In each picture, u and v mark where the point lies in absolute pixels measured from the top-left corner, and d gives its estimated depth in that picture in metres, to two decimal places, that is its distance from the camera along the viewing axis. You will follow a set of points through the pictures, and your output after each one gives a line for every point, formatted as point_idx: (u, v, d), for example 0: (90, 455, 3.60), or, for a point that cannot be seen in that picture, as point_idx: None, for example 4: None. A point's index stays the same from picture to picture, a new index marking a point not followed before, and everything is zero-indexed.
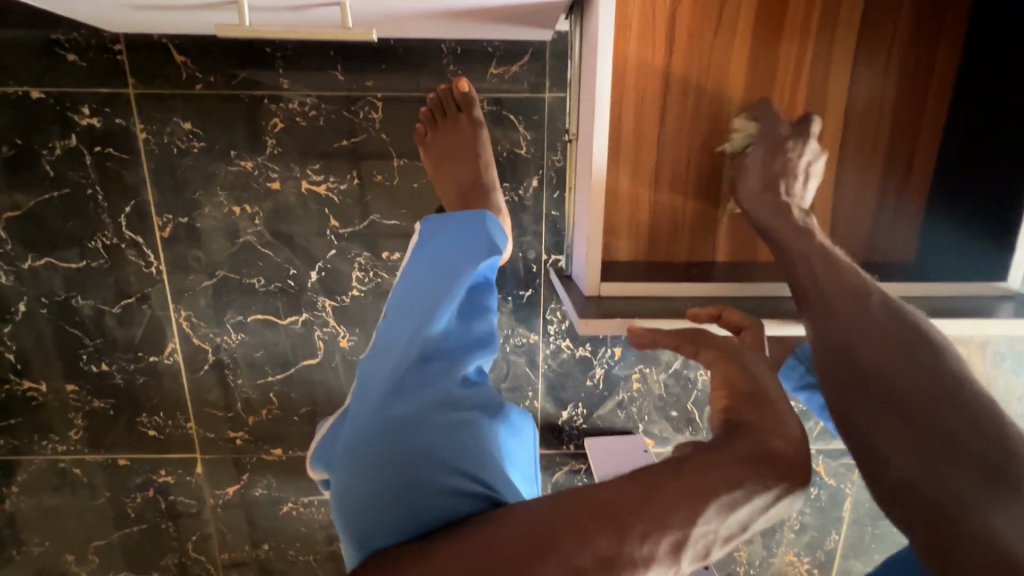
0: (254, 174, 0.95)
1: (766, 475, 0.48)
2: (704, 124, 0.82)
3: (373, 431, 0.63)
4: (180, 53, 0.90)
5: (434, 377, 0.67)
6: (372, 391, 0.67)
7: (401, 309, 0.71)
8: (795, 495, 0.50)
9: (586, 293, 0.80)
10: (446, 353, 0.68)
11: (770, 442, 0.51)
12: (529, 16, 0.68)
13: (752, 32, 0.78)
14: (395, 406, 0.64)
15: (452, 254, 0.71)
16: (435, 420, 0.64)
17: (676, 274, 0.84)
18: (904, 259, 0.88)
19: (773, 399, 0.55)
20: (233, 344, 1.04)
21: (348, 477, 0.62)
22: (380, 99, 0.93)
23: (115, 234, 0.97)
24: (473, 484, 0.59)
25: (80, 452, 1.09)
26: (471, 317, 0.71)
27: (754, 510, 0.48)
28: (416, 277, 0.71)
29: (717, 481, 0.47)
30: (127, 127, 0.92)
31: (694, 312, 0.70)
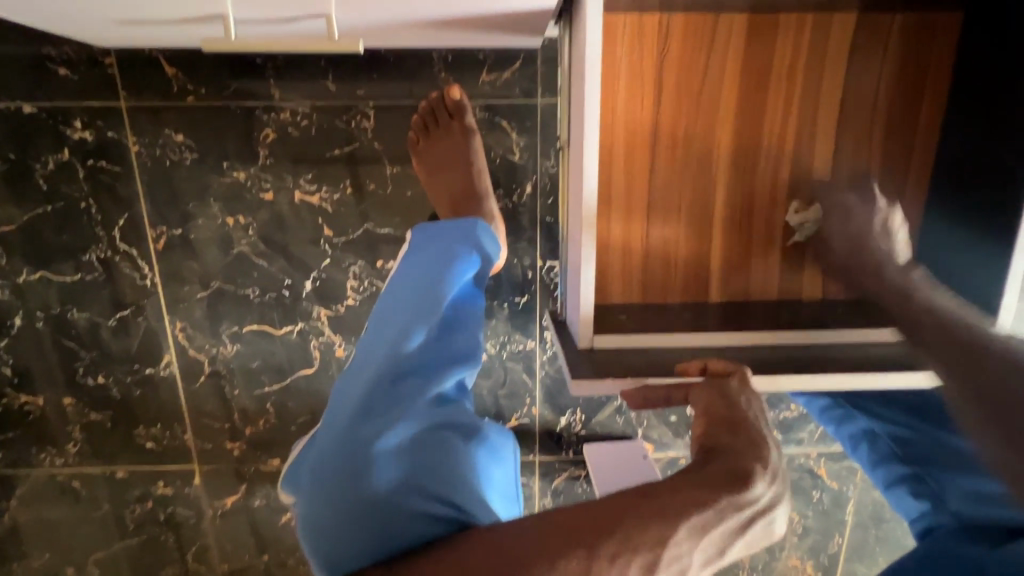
0: (247, 185, 0.95)
1: (737, 492, 0.48)
2: (697, 135, 0.77)
3: (341, 448, 0.62)
4: (172, 65, 0.90)
5: (409, 394, 0.65)
6: (345, 407, 0.65)
7: (381, 324, 0.70)
8: (770, 517, 0.49)
9: (579, 346, 0.73)
10: (423, 370, 0.67)
11: (742, 463, 0.51)
12: (516, 25, 0.67)
13: (745, 36, 0.73)
14: (366, 422, 0.63)
15: (433, 266, 0.70)
16: (407, 436, 0.62)
17: (674, 318, 0.78)
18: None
19: (748, 422, 0.56)
20: (229, 355, 1.03)
21: (316, 493, 0.60)
22: (372, 107, 0.93)
23: (109, 246, 0.97)
24: (441, 506, 0.58)
25: (79, 465, 1.09)
26: (451, 332, 0.70)
27: (727, 532, 0.47)
28: (397, 290, 0.71)
29: (688, 500, 0.47)
30: (119, 140, 0.92)
31: (683, 366, 0.64)
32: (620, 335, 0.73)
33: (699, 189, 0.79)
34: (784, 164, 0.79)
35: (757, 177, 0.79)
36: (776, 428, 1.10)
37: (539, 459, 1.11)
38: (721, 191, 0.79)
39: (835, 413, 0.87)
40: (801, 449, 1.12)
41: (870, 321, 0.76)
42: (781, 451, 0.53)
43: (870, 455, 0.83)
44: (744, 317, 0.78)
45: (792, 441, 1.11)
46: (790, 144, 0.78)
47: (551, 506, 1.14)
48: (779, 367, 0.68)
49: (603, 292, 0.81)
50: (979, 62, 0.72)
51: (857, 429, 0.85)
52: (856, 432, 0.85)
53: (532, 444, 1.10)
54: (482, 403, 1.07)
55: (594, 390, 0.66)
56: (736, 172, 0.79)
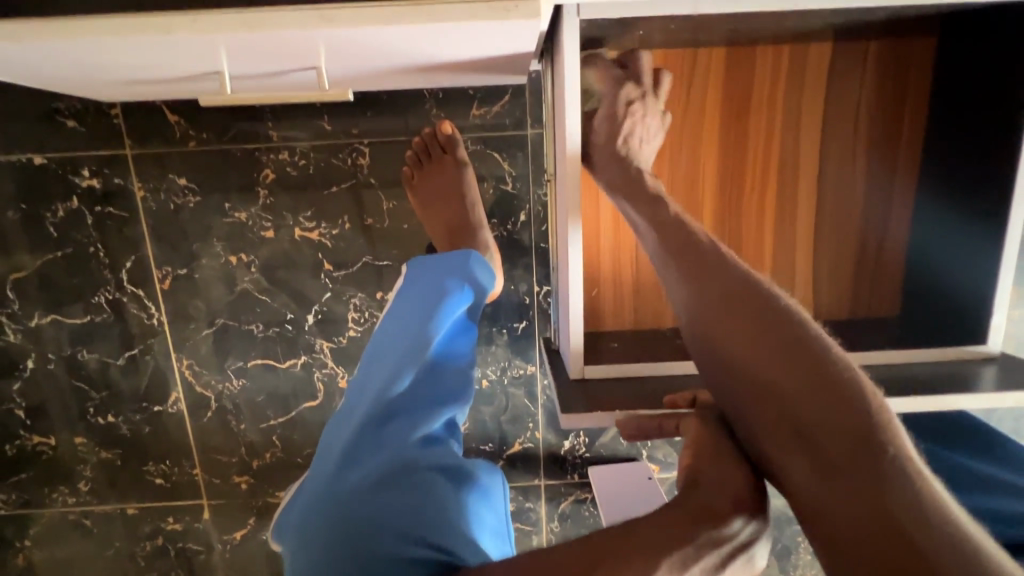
0: (248, 224, 0.98)
1: (713, 528, 0.49)
2: (682, 162, 0.79)
3: (328, 496, 0.63)
4: (174, 113, 0.94)
5: (396, 435, 0.66)
6: (334, 452, 0.67)
7: (372, 366, 0.72)
8: (751, 552, 0.50)
9: (571, 376, 0.74)
10: (410, 411, 0.68)
11: (723, 499, 0.51)
12: (498, 67, 0.69)
13: (723, 67, 0.76)
14: (352, 469, 0.64)
15: (420, 308, 0.72)
16: (389, 479, 0.63)
17: (663, 341, 0.80)
18: (891, 310, 0.84)
19: (733, 454, 0.55)
20: (235, 389, 1.05)
21: (304, 541, 0.62)
22: (367, 144, 0.96)
23: (117, 288, 1.00)
24: (424, 548, 0.58)
25: (90, 503, 1.10)
26: (440, 371, 0.71)
27: (708, 568, 0.47)
28: (387, 332, 0.73)
29: (667, 537, 0.48)
30: (125, 186, 0.96)
31: (672, 399, 0.65)
32: (611, 365, 0.73)
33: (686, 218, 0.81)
34: (770, 186, 0.80)
35: (743, 204, 0.81)
36: None
37: (545, 483, 1.11)
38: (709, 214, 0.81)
39: None
40: None
41: (864, 344, 0.77)
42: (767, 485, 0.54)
43: None
44: None
45: None
46: (775, 167, 0.79)
47: (559, 530, 1.14)
48: None
49: (596, 318, 0.83)
50: (954, 83, 0.73)
51: None
52: None
53: (537, 468, 1.10)
54: (485, 429, 1.08)
55: (585, 423, 0.66)
56: (723, 197, 0.80)
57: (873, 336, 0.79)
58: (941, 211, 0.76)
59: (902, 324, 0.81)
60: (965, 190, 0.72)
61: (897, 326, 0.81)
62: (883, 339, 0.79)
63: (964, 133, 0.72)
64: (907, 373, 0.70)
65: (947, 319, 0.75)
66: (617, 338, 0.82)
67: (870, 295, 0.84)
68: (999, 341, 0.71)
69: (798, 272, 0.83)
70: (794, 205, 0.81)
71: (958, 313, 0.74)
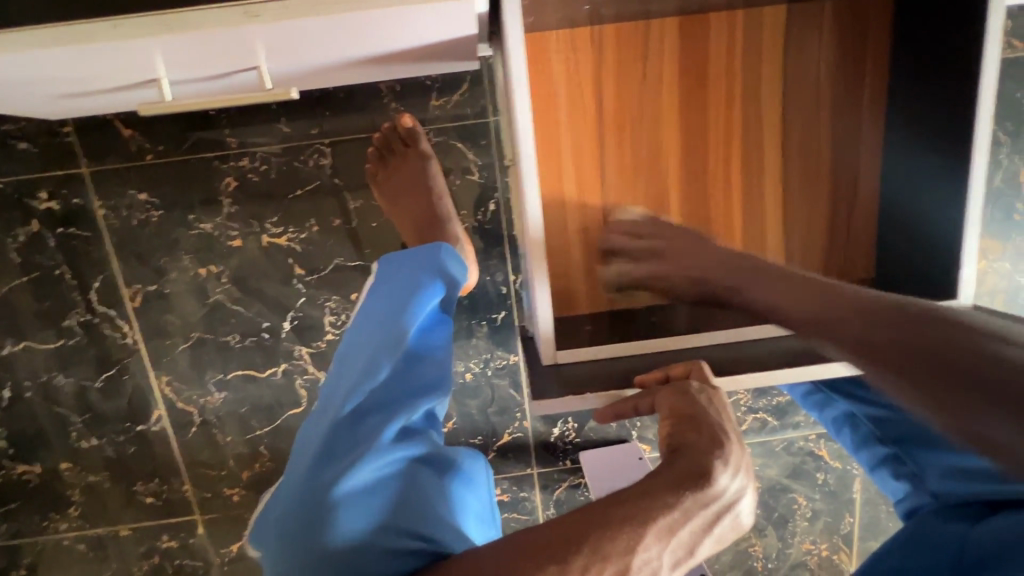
0: (215, 234, 0.96)
1: (700, 490, 0.47)
2: (644, 136, 0.77)
3: (302, 498, 0.57)
4: (127, 126, 0.91)
5: (376, 428, 0.61)
6: (307, 452, 0.60)
7: (347, 359, 0.66)
8: (737, 510, 0.49)
9: (543, 363, 0.72)
10: (387, 404, 0.63)
11: (705, 459, 0.50)
12: (446, 53, 0.67)
13: (678, 38, 0.74)
14: (329, 465, 0.58)
15: (399, 296, 0.67)
16: (372, 475, 0.58)
17: (637, 322, 0.79)
18: (867, 274, 0.82)
19: (709, 421, 0.54)
20: (218, 403, 1.04)
21: (280, 546, 0.57)
22: (328, 144, 0.94)
23: (88, 310, 0.98)
24: (413, 540, 0.55)
25: (83, 527, 1.09)
26: (420, 359, 0.66)
27: (695, 531, 0.46)
28: (360, 325, 0.67)
29: (654, 504, 0.46)
30: (85, 206, 0.94)
31: (642, 378, 0.62)
32: (584, 350, 0.71)
33: (653, 194, 0.80)
34: (735, 154, 0.79)
35: (709, 174, 0.80)
36: (770, 414, 1.10)
37: (537, 471, 1.11)
38: (677, 188, 0.80)
39: (816, 398, 0.84)
40: (799, 432, 1.12)
41: None
42: (743, 440, 0.53)
43: (852, 438, 0.81)
44: None
45: (789, 425, 1.11)
46: (738, 133, 0.78)
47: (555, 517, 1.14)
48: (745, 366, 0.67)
49: (570, 302, 0.82)
50: (912, 36, 0.71)
51: (839, 413, 0.82)
52: (838, 416, 0.82)
53: (528, 457, 1.10)
54: (473, 422, 1.08)
55: (558, 409, 0.65)
56: (689, 169, 0.79)
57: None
58: (905, 169, 0.75)
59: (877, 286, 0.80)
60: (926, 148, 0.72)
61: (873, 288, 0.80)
62: None
63: (920, 90, 0.71)
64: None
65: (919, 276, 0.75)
66: (594, 322, 0.81)
67: (846, 259, 0.82)
68: (970, 295, 0.70)
69: (771, 239, 0.82)
70: (760, 174, 0.80)
71: (929, 271, 0.73)
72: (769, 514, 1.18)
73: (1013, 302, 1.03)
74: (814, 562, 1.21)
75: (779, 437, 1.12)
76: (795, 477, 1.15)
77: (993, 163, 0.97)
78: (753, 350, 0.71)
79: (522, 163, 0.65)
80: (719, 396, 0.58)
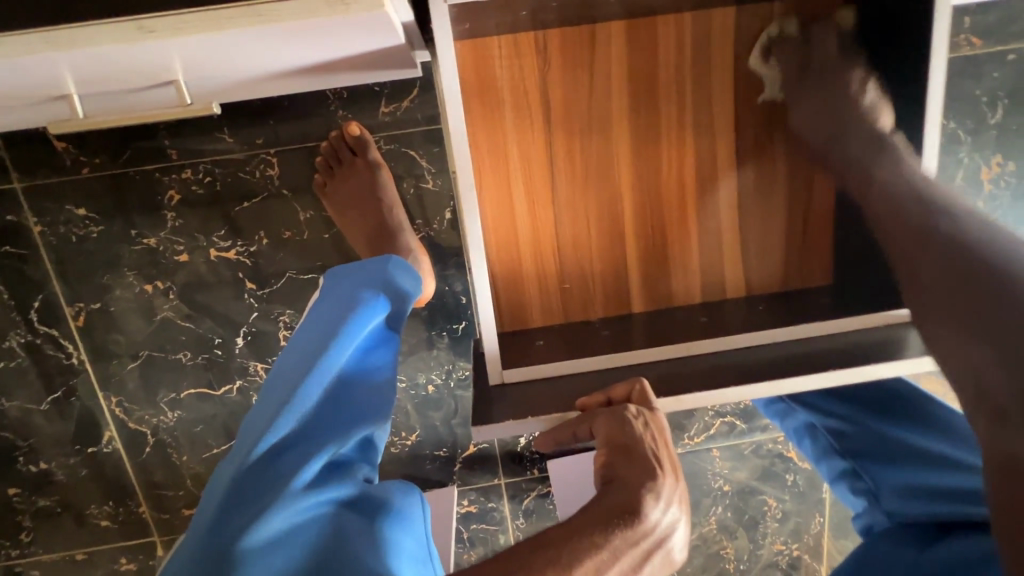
0: (160, 250, 0.93)
1: (630, 527, 0.46)
2: (593, 143, 0.75)
3: (207, 548, 0.53)
4: (60, 139, 0.87)
5: (293, 467, 0.57)
6: (217, 497, 0.56)
7: (272, 388, 0.62)
8: (670, 545, 0.47)
9: (489, 382, 0.70)
10: (308, 439, 0.59)
11: (635, 494, 0.48)
12: (380, 61, 0.64)
13: (625, 41, 0.71)
14: (239, 512, 0.54)
15: (333, 318, 0.64)
16: (283, 520, 0.54)
17: (592, 335, 0.77)
18: (825, 279, 0.81)
19: (645, 451, 0.53)
20: (171, 422, 1.01)
21: None
22: (275, 154, 0.90)
23: (29, 330, 0.94)
24: None
25: (36, 553, 1.06)
26: (351, 389, 0.63)
27: (625, 571, 0.44)
28: (289, 353, 0.63)
29: (582, 544, 0.44)
30: (20, 223, 0.90)
31: (584, 402, 0.60)
32: (531, 368, 0.69)
33: (605, 204, 0.77)
34: (687, 160, 0.77)
35: (662, 183, 0.77)
36: (738, 418, 1.09)
37: (505, 481, 1.09)
38: (630, 196, 0.77)
39: (779, 407, 0.81)
40: (767, 435, 1.11)
41: (791, 316, 0.74)
42: (675, 472, 0.52)
43: (812, 449, 0.79)
44: (667, 327, 0.77)
45: (757, 428, 1.10)
46: (691, 140, 0.76)
47: (525, 526, 1.13)
48: (693, 383, 0.65)
49: (523, 317, 0.80)
50: (865, 40, 0.70)
51: (799, 424, 0.79)
52: (799, 427, 0.79)
53: (495, 467, 1.08)
54: (437, 434, 1.06)
55: (500, 434, 0.62)
56: (640, 176, 0.77)
57: (803, 308, 0.76)
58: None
59: (835, 292, 0.79)
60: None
61: (830, 295, 0.78)
62: (815, 307, 0.76)
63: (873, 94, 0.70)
64: (828, 346, 0.68)
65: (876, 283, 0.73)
66: (547, 336, 0.79)
67: (802, 265, 0.81)
68: None
69: (727, 246, 0.80)
70: (716, 179, 0.78)
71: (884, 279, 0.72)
72: (739, 516, 1.17)
73: None
74: (785, 562, 1.21)
75: (747, 440, 1.11)
76: (764, 479, 1.15)
77: (954, 162, 0.96)
78: (704, 363, 0.69)
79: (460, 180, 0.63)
80: (657, 417, 0.57)
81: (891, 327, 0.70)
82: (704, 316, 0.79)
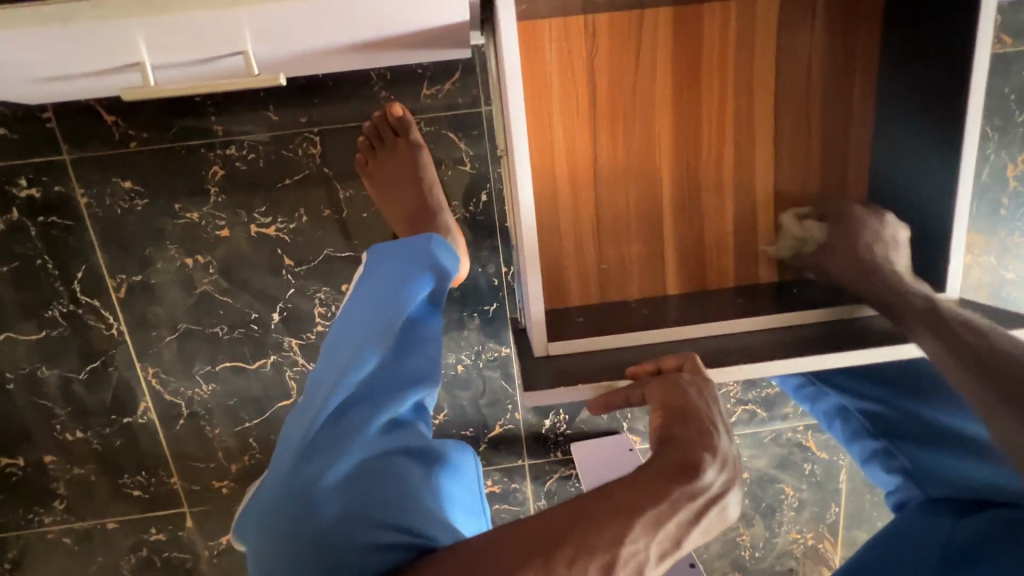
0: (202, 224, 0.95)
1: (688, 482, 0.48)
2: (636, 127, 0.77)
3: (285, 491, 0.57)
4: (111, 113, 0.89)
5: (360, 421, 0.61)
6: (290, 446, 0.60)
7: (332, 352, 0.65)
8: (723, 503, 0.50)
9: (535, 354, 0.72)
10: (373, 397, 0.63)
11: (693, 453, 0.50)
12: (438, 39, 0.66)
13: (670, 28, 0.73)
14: (313, 459, 0.58)
15: (388, 288, 0.66)
16: (354, 467, 0.58)
17: (628, 314, 0.79)
18: None
19: (701, 414, 0.55)
20: (206, 395, 1.03)
21: (263, 537, 0.56)
22: (318, 133, 0.92)
23: (71, 300, 0.96)
24: (399, 534, 0.54)
25: (69, 521, 1.08)
26: (406, 353, 0.66)
27: (682, 522, 0.47)
28: (347, 318, 0.66)
29: (642, 495, 0.47)
30: (67, 194, 0.92)
31: (634, 369, 0.62)
32: (576, 341, 0.72)
33: (644, 187, 0.79)
34: (726, 146, 0.79)
35: (700, 168, 0.79)
36: (759, 406, 1.11)
37: (529, 463, 1.11)
38: (669, 180, 0.79)
39: (809, 391, 0.86)
40: (788, 424, 1.13)
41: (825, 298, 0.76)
42: (731, 438, 0.53)
43: (844, 431, 0.82)
44: (702, 308, 0.79)
45: (778, 417, 1.12)
46: (731, 127, 0.78)
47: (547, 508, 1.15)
48: (733, 358, 0.67)
49: (560, 295, 0.82)
50: (903, 34, 0.72)
51: (831, 407, 0.84)
52: (829, 410, 0.84)
53: (520, 448, 1.10)
54: (464, 414, 1.07)
55: (550, 400, 0.65)
56: (680, 160, 0.79)
57: None
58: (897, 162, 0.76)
59: None
60: (918, 142, 0.72)
61: None
62: None
63: (912, 84, 0.72)
64: (863, 326, 0.70)
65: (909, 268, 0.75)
66: (584, 314, 0.81)
67: None
68: (957, 287, 0.71)
69: (761, 231, 0.82)
70: (752, 166, 0.80)
71: (918, 263, 0.74)
72: (756, 504, 1.19)
73: (996, 296, 1.04)
74: (800, 551, 1.23)
75: (768, 429, 1.13)
76: (783, 467, 1.16)
77: (981, 158, 0.98)
78: (741, 342, 0.71)
79: (514, 154, 0.65)
80: (707, 383, 0.58)
81: None
82: (738, 298, 0.81)
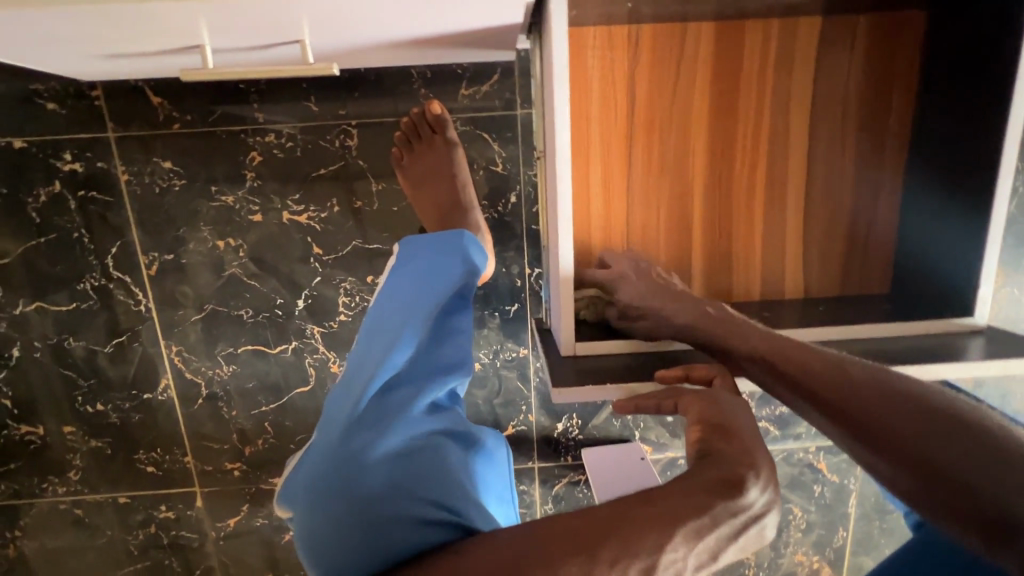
0: (236, 208, 0.97)
1: (731, 499, 0.48)
2: (672, 137, 0.78)
3: (331, 462, 0.58)
4: (157, 94, 0.92)
5: (402, 403, 0.63)
6: (336, 420, 0.61)
7: (371, 336, 0.66)
8: (761, 524, 0.49)
9: (562, 353, 0.74)
10: (412, 381, 0.65)
11: (735, 470, 0.50)
12: (487, 39, 0.68)
13: (713, 42, 0.75)
14: (359, 433, 0.59)
15: (428, 279, 0.68)
16: (397, 446, 0.59)
17: None
18: (881, 288, 0.84)
19: (743, 430, 0.55)
20: (226, 376, 1.04)
21: (308, 506, 0.57)
22: (355, 126, 0.94)
23: (103, 275, 0.98)
24: (441, 512, 0.56)
25: (82, 492, 1.09)
26: (440, 343, 0.68)
27: (721, 537, 0.47)
28: (385, 304, 0.68)
29: (685, 508, 0.47)
30: (108, 170, 0.94)
31: (663, 373, 0.65)
32: (603, 344, 0.73)
33: (675, 196, 0.80)
34: (761, 161, 0.80)
35: (733, 181, 0.80)
36: (772, 424, 1.11)
37: (538, 465, 1.11)
38: (701, 191, 0.80)
39: None
40: (799, 443, 1.13)
41: (852, 317, 0.77)
42: (773, 458, 0.53)
43: None
44: None
45: (790, 436, 1.12)
46: (766, 142, 0.79)
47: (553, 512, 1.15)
48: None
49: None
50: (941, 60, 0.73)
51: None
52: None
53: (530, 451, 1.11)
54: (478, 412, 1.08)
55: (576, 398, 0.66)
56: (714, 172, 0.80)
57: (862, 313, 0.78)
58: (927, 186, 0.76)
59: (892, 300, 0.81)
60: (950, 167, 0.72)
61: (888, 304, 0.80)
62: (873, 312, 0.78)
63: (948, 109, 0.72)
64: (890, 345, 0.70)
65: (937, 292, 0.75)
66: None
67: (861, 273, 0.84)
68: (985, 313, 0.71)
69: (790, 247, 0.83)
70: (785, 182, 0.81)
71: (946, 287, 0.74)
72: None
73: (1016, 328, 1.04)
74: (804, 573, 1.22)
75: (779, 447, 1.13)
76: (792, 488, 1.16)
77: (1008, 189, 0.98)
78: None
79: (556, 155, 0.66)
80: (742, 402, 0.59)
81: (952, 334, 0.71)
82: (763, 312, 0.81)
